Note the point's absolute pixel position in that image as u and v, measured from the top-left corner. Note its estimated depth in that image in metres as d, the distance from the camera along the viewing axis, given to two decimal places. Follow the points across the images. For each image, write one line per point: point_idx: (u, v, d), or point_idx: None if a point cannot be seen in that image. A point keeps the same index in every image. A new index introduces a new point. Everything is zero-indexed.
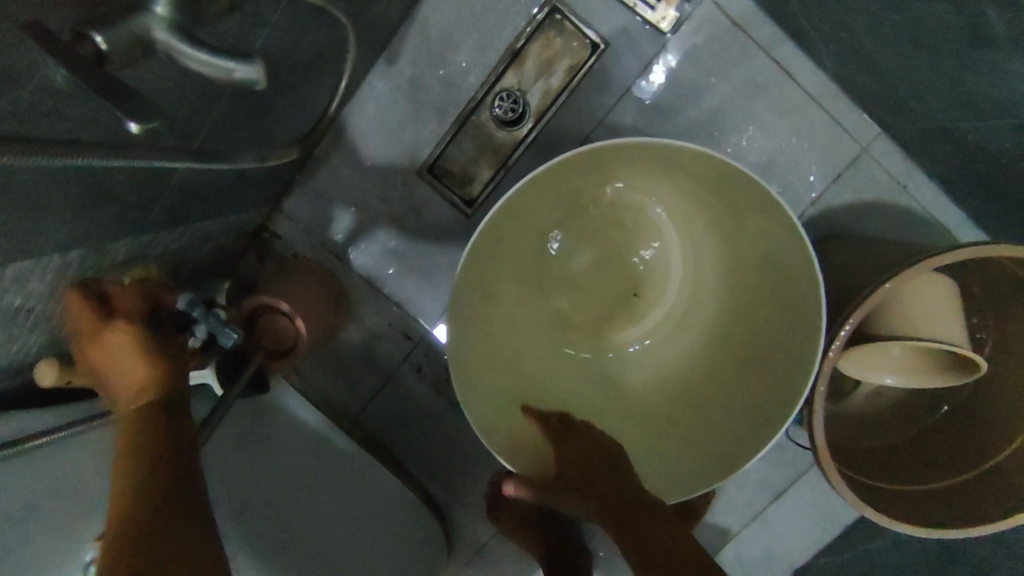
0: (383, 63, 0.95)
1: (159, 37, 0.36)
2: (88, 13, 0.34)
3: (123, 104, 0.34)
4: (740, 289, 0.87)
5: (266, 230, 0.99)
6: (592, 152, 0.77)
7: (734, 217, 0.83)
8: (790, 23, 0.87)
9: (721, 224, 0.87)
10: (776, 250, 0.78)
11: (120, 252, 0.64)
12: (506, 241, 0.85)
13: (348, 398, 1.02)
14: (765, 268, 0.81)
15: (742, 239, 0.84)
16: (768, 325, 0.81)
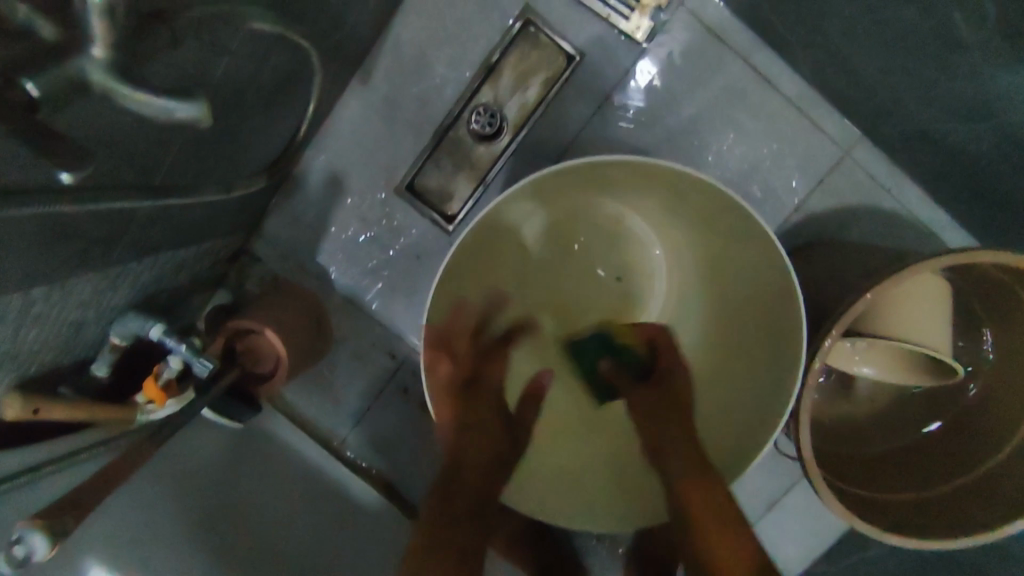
0: (358, 82, 0.94)
1: (94, 78, 0.35)
2: (20, 58, 0.33)
3: (59, 157, 0.35)
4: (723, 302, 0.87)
5: (245, 254, 0.98)
6: (572, 170, 0.77)
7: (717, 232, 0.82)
8: (765, 29, 0.87)
9: (700, 237, 0.87)
10: (759, 265, 0.77)
11: (87, 287, 0.62)
12: (481, 263, 0.84)
13: (333, 422, 1.00)
14: (748, 282, 0.81)
15: (724, 251, 0.84)
16: (751, 337, 0.82)
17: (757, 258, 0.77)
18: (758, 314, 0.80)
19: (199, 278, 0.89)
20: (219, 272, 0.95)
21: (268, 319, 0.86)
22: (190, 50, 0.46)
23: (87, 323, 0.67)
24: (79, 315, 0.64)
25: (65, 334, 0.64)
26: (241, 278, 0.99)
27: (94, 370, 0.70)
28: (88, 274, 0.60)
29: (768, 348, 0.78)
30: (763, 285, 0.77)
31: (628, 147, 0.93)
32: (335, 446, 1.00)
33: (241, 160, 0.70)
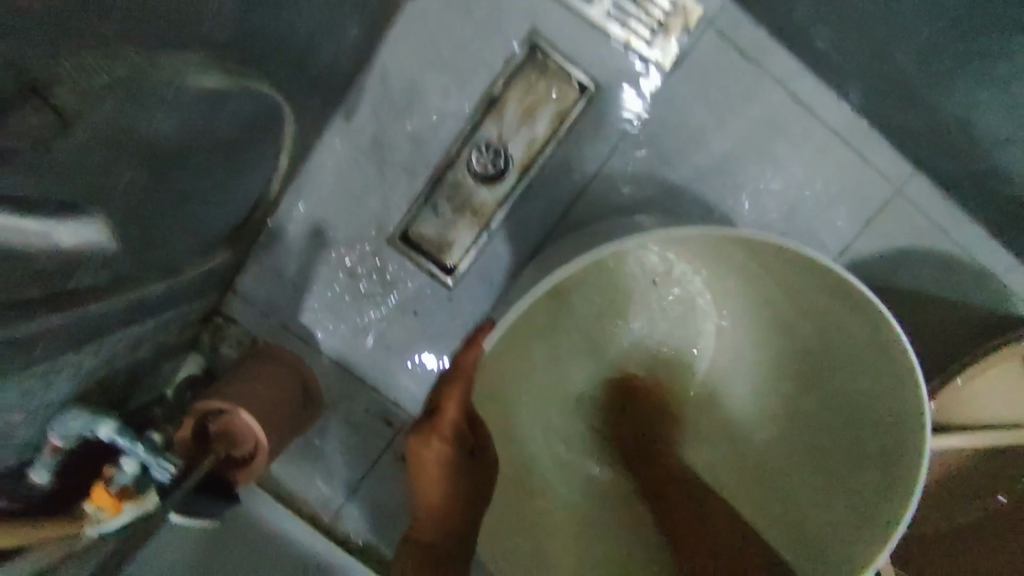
0: (343, 119, 0.83)
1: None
2: None
3: None
4: (794, 377, 0.75)
5: (220, 314, 0.88)
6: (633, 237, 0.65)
7: (806, 302, 0.70)
8: (807, 51, 0.76)
9: (773, 305, 0.74)
10: (865, 347, 0.66)
11: (13, 393, 0.51)
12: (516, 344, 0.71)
13: (321, 499, 0.88)
14: (841, 363, 0.69)
15: (808, 323, 0.72)
16: (841, 424, 0.71)
17: (865, 342, 0.65)
18: (855, 399, 0.69)
19: (169, 345, 0.78)
20: (191, 336, 0.84)
21: (243, 397, 0.74)
22: (110, 113, 0.36)
23: (20, 425, 0.55)
24: (6, 421, 0.53)
25: None
26: (217, 342, 0.88)
27: (32, 477, 0.59)
28: (13, 378, 0.49)
29: (868, 439, 0.68)
30: (870, 371, 0.66)
31: (650, 188, 0.82)
32: (325, 525, 0.88)
33: (196, 223, 0.59)
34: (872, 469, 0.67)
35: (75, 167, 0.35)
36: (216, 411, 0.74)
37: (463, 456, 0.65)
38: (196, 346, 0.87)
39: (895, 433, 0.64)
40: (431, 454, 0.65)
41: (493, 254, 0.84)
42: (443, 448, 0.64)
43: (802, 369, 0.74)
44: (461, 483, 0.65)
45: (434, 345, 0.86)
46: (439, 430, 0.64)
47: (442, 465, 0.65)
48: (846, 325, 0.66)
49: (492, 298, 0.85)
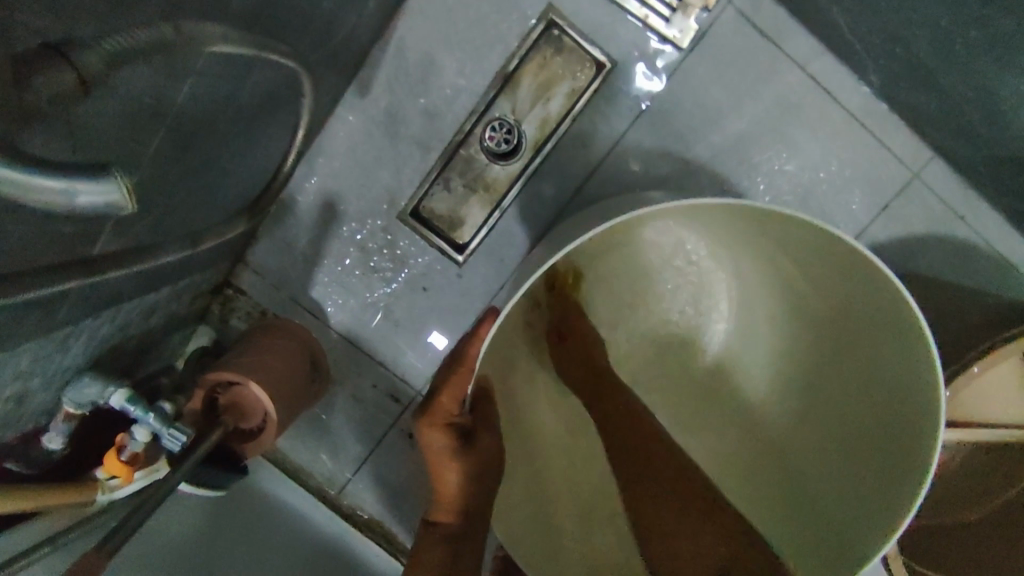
0: (355, 92, 0.82)
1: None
2: None
3: None
4: (812, 369, 0.75)
5: (229, 286, 0.87)
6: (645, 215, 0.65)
7: (835, 294, 0.68)
8: (829, 32, 0.75)
9: (797, 292, 0.73)
10: (895, 353, 0.63)
11: (26, 360, 0.50)
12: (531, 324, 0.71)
13: (328, 471, 0.88)
14: (863, 360, 0.68)
15: (836, 317, 0.70)
16: (855, 421, 0.69)
17: (896, 347, 0.63)
18: (875, 401, 0.67)
19: (178, 316, 0.78)
20: (201, 308, 0.84)
21: (253, 368, 0.74)
22: (129, 78, 0.36)
23: (34, 391, 0.55)
24: (20, 387, 0.53)
25: (7, 409, 0.53)
26: (226, 314, 0.88)
27: (45, 444, 0.61)
28: (28, 346, 0.49)
29: (875, 441, 0.67)
30: (895, 377, 0.64)
31: (664, 167, 0.81)
32: (332, 497, 0.88)
33: (209, 195, 0.58)
34: (874, 471, 0.66)
35: (92, 134, 0.35)
36: (226, 382, 0.74)
37: (457, 442, 0.60)
38: (205, 319, 0.87)
39: (904, 444, 0.62)
40: (431, 439, 0.61)
41: (505, 232, 0.84)
42: (438, 434, 0.60)
43: (824, 361, 0.73)
44: (462, 470, 0.60)
45: (444, 323, 0.86)
46: (432, 416, 0.61)
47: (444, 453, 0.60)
48: (877, 323, 0.64)
49: (503, 276, 0.84)
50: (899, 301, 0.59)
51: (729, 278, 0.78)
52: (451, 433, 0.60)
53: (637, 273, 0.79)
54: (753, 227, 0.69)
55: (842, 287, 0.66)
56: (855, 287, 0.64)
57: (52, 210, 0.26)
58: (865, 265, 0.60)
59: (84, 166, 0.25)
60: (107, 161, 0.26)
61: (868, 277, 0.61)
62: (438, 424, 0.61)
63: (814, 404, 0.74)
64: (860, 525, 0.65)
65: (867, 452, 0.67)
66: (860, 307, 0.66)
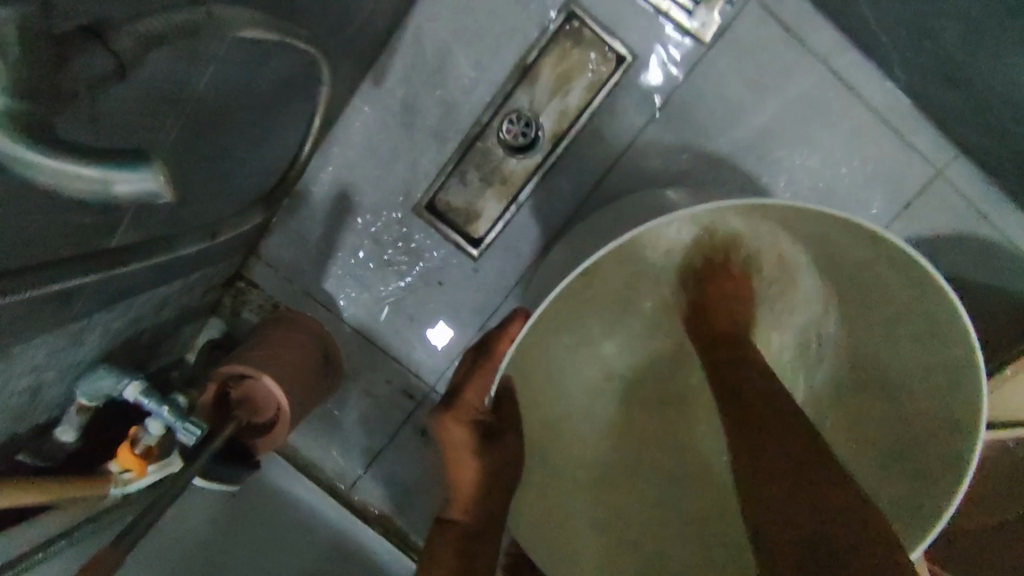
0: (370, 83, 0.81)
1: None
2: None
3: None
4: (848, 369, 0.74)
5: (241, 279, 0.86)
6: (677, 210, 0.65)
7: (872, 293, 0.67)
8: (854, 26, 0.74)
9: (838, 289, 0.72)
10: (932, 355, 0.62)
11: (42, 352, 0.49)
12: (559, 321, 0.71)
13: (339, 466, 0.88)
14: (898, 362, 0.67)
15: (872, 317, 0.69)
16: (886, 423, 0.69)
17: (934, 349, 0.61)
18: (909, 404, 0.66)
19: (190, 309, 0.77)
20: (213, 301, 0.83)
21: (267, 361, 0.73)
22: (154, 64, 0.34)
23: (48, 383, 0.55)
24: (35, 379, 0.52)
25: (21, 401, 0.52)
26: (238, 306, 0.87)
27: (58, 436, 0.59)
28: (42, 338, 0.48)
29: (908, 444, 0.66)
30: (932, 379, 0.62)
31: (684, 163, 0.80)
32: (342, 492, 0.88)
33: (226, 185, 0.57)
34: (903, 475, 0.65)
35: (115, 121, 0.34)
36: (239, 375, 0.73)
37: (479, 439, 0.59)
38: (216, 312, 0.86)
39: (941, 449, 0.61)
40: (454, 435, 0.60)
41: (521, 226, 0.83)
42: (461, 429, 0.60)
43: (859, 361, 0.72)
44: (483, 468, 0.59)
45: (458, 317, 0.85)
46: (456, 410, 0.60)
47: (466, 450, 0.59)
48: (914, 325, 0.63)
49: (518, 271, 0.83)
50: (942, 304, 0.57)
51: (763, 276, 0.77)
52: (474, 429, 0.59)
53: (667, 272, 0.78)
54: (790, 223, 0.68)
55: (869, 285, 0.67)
56: (883, 283, 0.65)
57: (85, 198, 0.25)
58: (907, 265, 0.58)
59: (117, 153, 0.24)
60: (142, 150, 0.25)
61: (908, 277, 0.60)
62: (461, 420, 0.60)
63: (847, 404, 0.74)
64: (890, 529, 0.64)
65: (899, 455, 0.66)
66: (888, 305, 0.66)
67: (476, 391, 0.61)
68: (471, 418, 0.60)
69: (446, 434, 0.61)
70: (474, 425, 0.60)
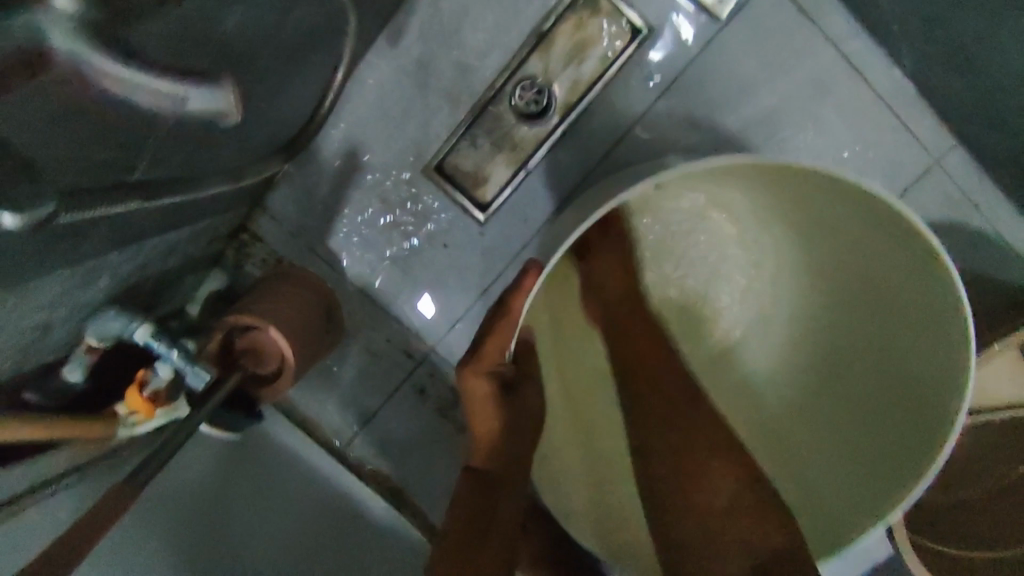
0: (385, 42, 0.81)
1: (59, 50, 0.23)
2: None
3: None
4: (830, 345, 0.77)
5: (245, 232, 0.86)
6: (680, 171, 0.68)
7: (867, 266, 0.70)
8: (868, 11, 0.75)
9: (815, 262, 0.77)
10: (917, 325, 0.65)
11: (57, 287, 0.49)
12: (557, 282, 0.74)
13: (336, 422, 0.89)
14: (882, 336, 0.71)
15: (861, 291, 0.73)
16: (872, 395, 0.72)
17: (929, 318, 0.64)
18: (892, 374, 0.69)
19: (196, 258, 0.77)
20: (217, 252, 0.83)
21: (273, 314, 0.74)
22: None
23: (61, 321, 0.55)
24: (47, 316, 0.52)
25: (33, 337, 0.52)
26: (241, 259, 0.87)
27: (66, 375, 0.59)
28: (54, 275, 0.47)
29: (892, 413, 0.69)
30: (914, 347, 0.66)
31: (693, 138, 0.81)
32: (337, 447, 0.88)
33: (246, 132, 0.57)
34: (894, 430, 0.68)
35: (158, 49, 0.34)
36: (244, 326, 0.73)
37: (498, 391, 0.63)
38: (220, 263, 0.86)
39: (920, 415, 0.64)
40: (475, 387, 0.63)
41: (529, 193, 0.83)
42: (481, 382, 0.63)
43: (840, 334, 0.76)
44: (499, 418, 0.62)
45: (461, 280, 0.85)
46: (474, 362, 0.63)
47: (485, 401, 0.63)
48: (902, 296, 0.66)
49: (523, 237, 0.84)
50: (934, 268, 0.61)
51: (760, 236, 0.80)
52: (493, 383, 0.62)
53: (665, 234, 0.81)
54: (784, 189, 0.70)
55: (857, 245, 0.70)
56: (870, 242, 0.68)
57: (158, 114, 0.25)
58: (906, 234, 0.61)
59: (189, 70, 0.24)
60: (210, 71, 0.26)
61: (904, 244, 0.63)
62: (477, 373, 0.63)
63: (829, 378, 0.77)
64: (866, 495, 0.67)
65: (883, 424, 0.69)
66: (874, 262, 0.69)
67: (494, 343, 0.63)
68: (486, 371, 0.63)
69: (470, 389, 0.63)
70: (488, 379, 0.63)
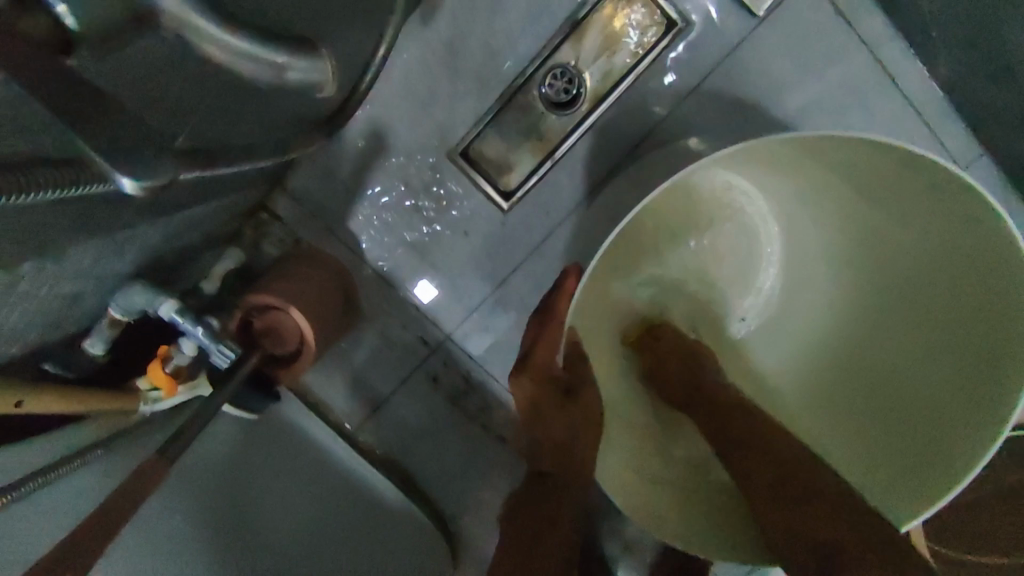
0: (416, 23, 0.80)
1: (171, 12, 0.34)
2: None
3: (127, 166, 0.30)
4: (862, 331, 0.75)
5: (264, 210, 0.85)
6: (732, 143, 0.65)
7: (918, 254, 0.68)
8: (903, 16, 0.75)
9: (865, 251, 0.73)
10: (966, 313, 0.63)
11: (89, 255, 0.48)
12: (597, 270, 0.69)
13: (347, 406, 0.88)
14: (919, 328, 0.69)
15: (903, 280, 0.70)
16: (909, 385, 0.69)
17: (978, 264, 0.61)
18: (931, 363, 0.67)
19: (215, 235, 0.75)
20: (234, 229, 0.82)
21: (293, 295, 0.73)
22: None
23: (88, 292, 0.54)
24: (77, 286, 0.51)
25: (61, 306, 0.51)
26: (258, 239, 0.86)
27: (88, 348, 0.59)
28: (87, 245, 0.46)
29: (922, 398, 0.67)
30: (965, 335, 0.64)
31: (721, 134, 0.80)
32: (348, 432, 0.87)
33: (285, 109, 0.56)
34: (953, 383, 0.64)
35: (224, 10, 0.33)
36: (263, 306, 0.72)
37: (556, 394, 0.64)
38: (236, 241, 0.85)
39: (966, 401, 0.62)
40: (529, 392, 0.65)
41: (554, 184, 0.83)
42: (536, 386, 0.64)
43: (877, 322, 0.73)
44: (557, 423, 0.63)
45: (481, 268, 0.85)
46: (528, 369, 0.65)
47: (538, 408, 0.64)
48: (953, 280, 0.64)
49: (546, 227, 0.84)
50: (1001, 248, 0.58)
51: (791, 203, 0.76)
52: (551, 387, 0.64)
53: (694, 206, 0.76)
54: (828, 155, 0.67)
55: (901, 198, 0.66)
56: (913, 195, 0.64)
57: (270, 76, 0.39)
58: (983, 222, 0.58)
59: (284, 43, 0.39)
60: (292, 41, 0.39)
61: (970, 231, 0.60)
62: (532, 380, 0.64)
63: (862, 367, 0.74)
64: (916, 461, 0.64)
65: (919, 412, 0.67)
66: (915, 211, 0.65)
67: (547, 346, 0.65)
68: (542, 378, 0.64)
69: (518, 391, 0.65)
70: (542, 386, 0.64)
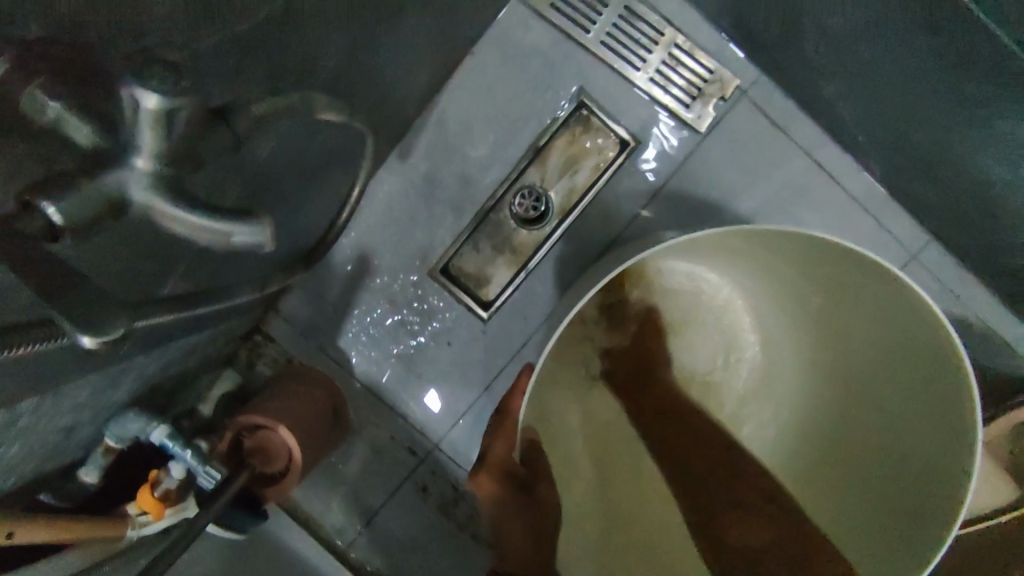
0: (396, 157, 0.89)
1: (136, 197, 0.33)
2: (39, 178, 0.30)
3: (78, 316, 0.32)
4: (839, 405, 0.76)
5: (258, 332, 0.90)
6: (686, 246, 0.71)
7: (871, 329, 0.71)
8: (834, 125, 0.83)
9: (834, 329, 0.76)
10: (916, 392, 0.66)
11: (84, 390, 0.52)
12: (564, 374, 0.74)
13: (338, 521, 0.88)
14: (883, 402, 0.71)
15: (856, 346, 0.73)
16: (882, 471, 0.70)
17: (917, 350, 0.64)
18: (893, 434, 0.69)
19: (210, 359, 0.80)
20: (230, 353, 0.87)
21: (282, 413, 0.76)
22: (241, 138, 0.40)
23: (85, 423, 0.57)
24: (72, 420, 0.55)
25: (57, 440, 0.54)
26: (253, 359, 0.90)
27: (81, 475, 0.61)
28: (82, 380, 0.50)
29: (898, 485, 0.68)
30: (919, 419, 0.65)
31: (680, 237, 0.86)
32: (339, 547, 0.87)
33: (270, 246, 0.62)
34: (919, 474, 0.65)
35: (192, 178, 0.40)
36: (252, 426, 0.76)
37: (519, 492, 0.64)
38: (232, 364, 0.89)
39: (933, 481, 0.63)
40: (487, 485, 0.63)
41: (529, 292, 0.88)
42: (494, 482, 0.63)
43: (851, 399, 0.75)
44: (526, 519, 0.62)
45: (466, 377, 0.88)
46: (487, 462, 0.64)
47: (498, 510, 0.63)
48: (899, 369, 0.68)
49: (524, 333, 0.88)
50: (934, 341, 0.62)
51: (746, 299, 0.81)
52: (512, 483, 0.64)
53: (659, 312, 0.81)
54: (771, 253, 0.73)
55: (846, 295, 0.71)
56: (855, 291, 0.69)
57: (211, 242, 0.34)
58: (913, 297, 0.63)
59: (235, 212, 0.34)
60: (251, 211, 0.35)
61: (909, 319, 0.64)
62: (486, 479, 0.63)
63: (835, 430, 0.76)
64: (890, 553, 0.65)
65: (888, 485, 0.69)
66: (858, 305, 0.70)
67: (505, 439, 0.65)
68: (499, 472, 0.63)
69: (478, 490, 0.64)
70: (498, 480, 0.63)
